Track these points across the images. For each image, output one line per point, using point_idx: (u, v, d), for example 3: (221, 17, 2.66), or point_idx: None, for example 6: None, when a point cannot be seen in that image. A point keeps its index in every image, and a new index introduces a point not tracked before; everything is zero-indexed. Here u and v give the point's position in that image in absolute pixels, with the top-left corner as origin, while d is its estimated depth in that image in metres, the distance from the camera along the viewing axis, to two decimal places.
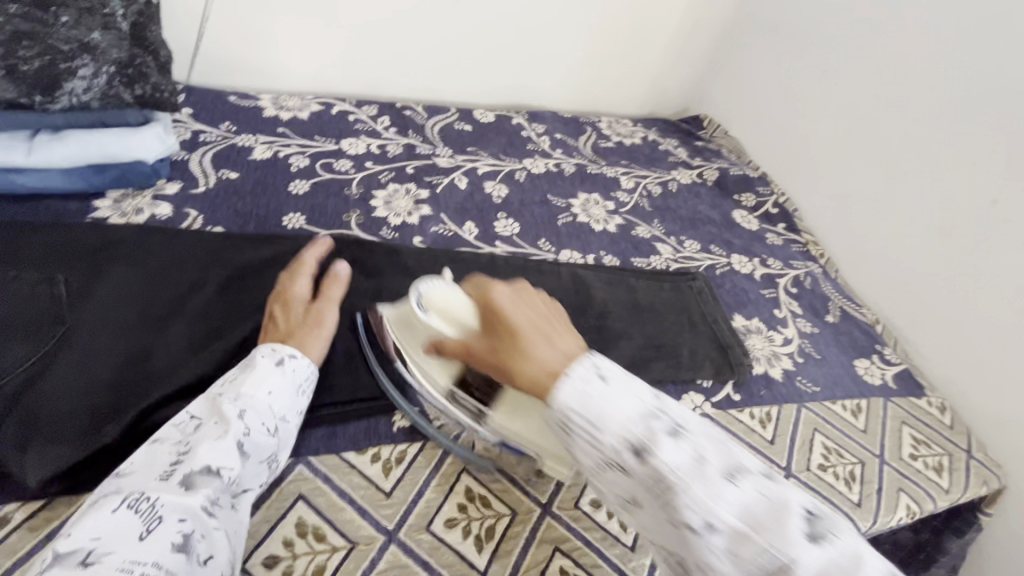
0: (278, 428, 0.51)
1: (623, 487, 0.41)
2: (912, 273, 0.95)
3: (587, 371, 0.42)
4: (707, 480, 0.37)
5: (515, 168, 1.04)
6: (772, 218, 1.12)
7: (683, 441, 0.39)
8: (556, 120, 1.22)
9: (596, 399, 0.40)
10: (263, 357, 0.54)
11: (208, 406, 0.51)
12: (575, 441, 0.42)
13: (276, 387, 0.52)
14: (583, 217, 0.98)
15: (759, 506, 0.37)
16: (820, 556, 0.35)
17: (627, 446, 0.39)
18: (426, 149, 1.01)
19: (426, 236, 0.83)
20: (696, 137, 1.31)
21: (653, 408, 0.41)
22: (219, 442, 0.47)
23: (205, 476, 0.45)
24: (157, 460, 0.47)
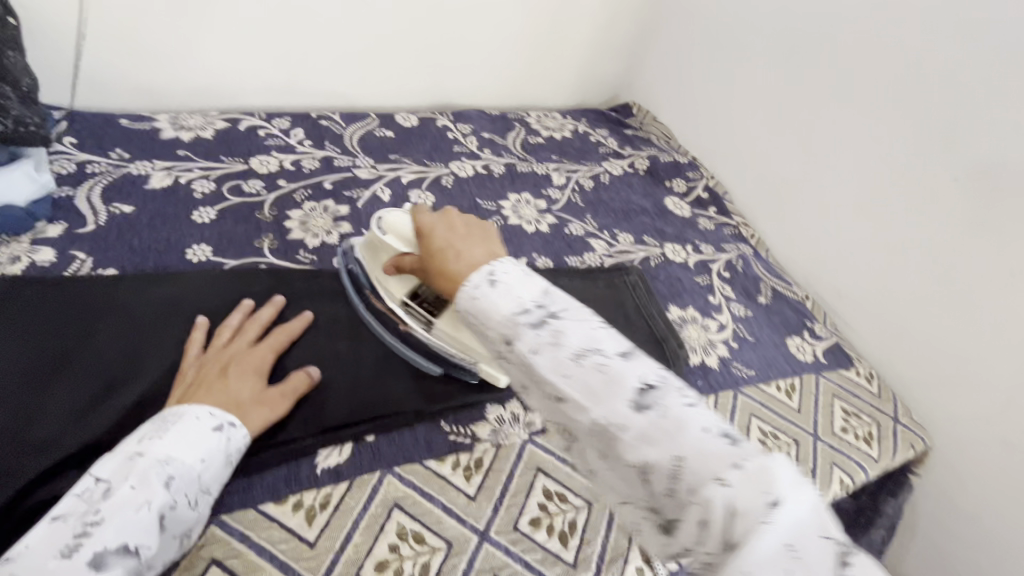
0: (202, 498, 0.47)
1: (581, 438, 0.41)
2: (836, 247, 0.98)
3: (478, 279, 0.45)
4: (633, 421, 0.38)
5: (441, 173, 1.01)
6: (703, 202, 1.13)
7: (594, 361, 0.40)
8: (483, 118, 1.19)
9: (483, 296, 0.44)
10: (197, 419, 0.50)
11: (122, 469, 0.45)
12: (505, 367, 0.44)
13: (212, 454, 0.49)
14: (515, 219, 0.95)
15: (733, 484, 0.34)
16: (780, 517, 0.32)
17: (502, 335, 0.43)
18: (345, 160, 0.96)
19: None
20: (626, 126, 1.31)
21: (530, 303, 0.43)
22: (139, 516, 0.42)
23: (119, 556, 0.41)
24: (58, 534, 0.41)
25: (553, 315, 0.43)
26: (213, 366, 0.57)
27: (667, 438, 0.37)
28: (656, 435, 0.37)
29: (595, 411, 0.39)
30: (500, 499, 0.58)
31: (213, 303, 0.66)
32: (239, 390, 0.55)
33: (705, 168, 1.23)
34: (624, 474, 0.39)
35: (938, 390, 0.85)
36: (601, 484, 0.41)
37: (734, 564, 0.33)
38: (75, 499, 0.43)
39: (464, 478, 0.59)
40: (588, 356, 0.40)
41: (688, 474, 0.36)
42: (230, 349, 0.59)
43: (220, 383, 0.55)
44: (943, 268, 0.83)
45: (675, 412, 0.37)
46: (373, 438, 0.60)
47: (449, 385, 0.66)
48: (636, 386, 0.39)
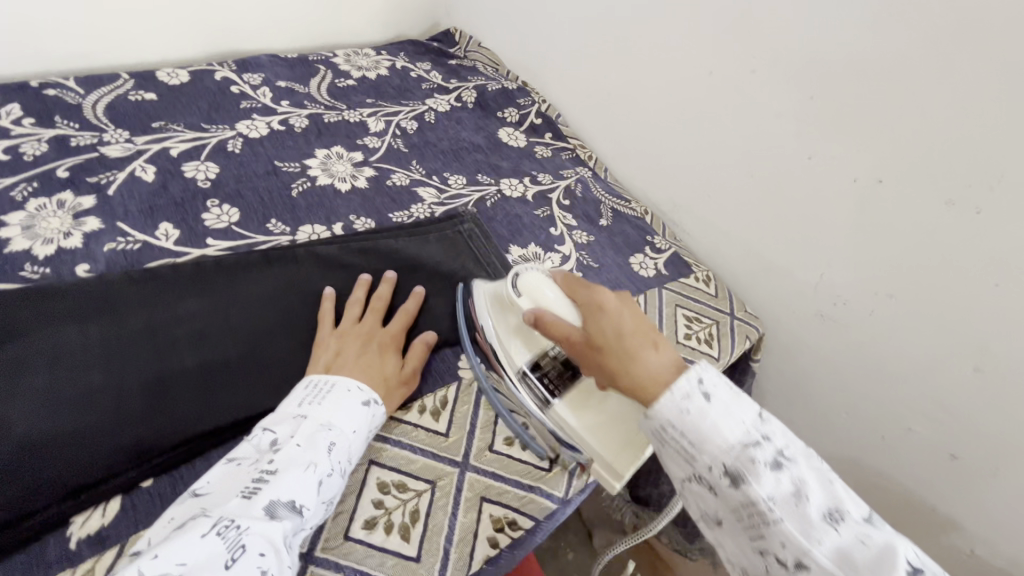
0: (349, 469, 0.49)
1: (728, 529, 0.43)
2: (666, 157, 0.97)
3: (688, 389, 0.45)
4: (801, 513, 0.39)
5: (226, 137, 0.84)
6: (538, 129, 1.07)
7: (849, 528, 0.39)
8: (277, 64, 1.01)
9: (695, 419, 0.44)
10: (349, 391, 0.53)
11: (293, 427, 0.48)
12: (673, 456, 0.45)
13: (360, 426, 0.52)
14: (325, 179, 0.83)
15: (854, 548, 0.38)
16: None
17: (721, 469, 0.42)
18: (86, 138, 0.76)
19: (97, 260, 0.62)
20: (449, 56, 1.19)
21: (755, 432, 0.43)
22: (308, 474, 0.44)
23: (288, 511, 0.42)
24: (230, 479, 0.43)
25: (779, 453, 0.42)
26: (359, 347, 0.60)
27: (871, 568, 0.37)
28: (863, 567, 0.37)
29: (770, 529, 0.40)
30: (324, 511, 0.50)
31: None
32: (385, 368, 0.59)
33: (538, 92, 1.16)
34: (775, 549, 0.40)
35: (767, 281, 0.90)
36: (725, 536, 0.44)
37: None
38: (245, 452, 0.46)
39: None
40: (780, 466, 0.41)
41: (867, 572, 0.36)
42: (366, 330, 0.62)
43: (376, 363, 0.59)
44: (754, 162, 0.85)
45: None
46: (152, 480, 0.50)
47: (246, 395, 0.57)
48: (824, 505, 0.40)
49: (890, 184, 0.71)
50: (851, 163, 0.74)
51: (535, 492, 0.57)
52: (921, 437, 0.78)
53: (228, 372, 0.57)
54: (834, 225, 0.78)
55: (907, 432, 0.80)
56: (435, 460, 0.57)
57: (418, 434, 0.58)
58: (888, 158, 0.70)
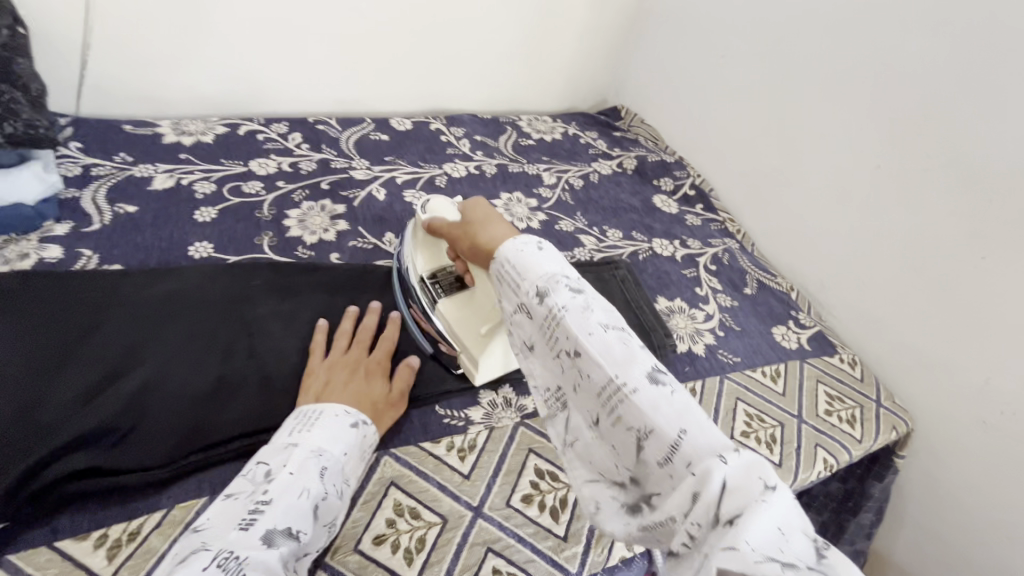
0: (345, 490, 0.51)
1: (544, 358, 0.49)
2: (818, 240, 1.01)
3: (526, 243, 0.52)
4: (636, 372, 0.43)
5: (435, 174, 1.04)
6: (690, 199, 1.16)
7: (664, 383, 0.43)
8: (476, 122, 1.23)
9: (529, 257, 0.51)
10: (337, 417, 0.54)
11: (283, 456, 0.49)
12: (506, 290, 0.52)
13: (351, 448, 0.53)
14: (506, 217, 0.98)
15: (667, 403, 0.41)
16: (683, 426, 0.40)
17: (536, 290, 0.49)
18: (342, 163, 0.99)
19: (344, 252, 0.81)
20: (614, 128, 1.35)
21: (568, 276, 0.50)
22: (301, 502, 0.46)
23: (285, 537, 0.44)
24: (228, 512, 0.45)
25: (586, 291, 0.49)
26: (341, 370, 0.61)
27: (668, 418, 0.41)
28: (667, 413, 0.41)
29: (625, 407, 0.42)
30: (493, 478, 0.60)
31: (217, 293, 0.68)
32: (371, 391, 0.60)
33: (692, 167, 1.26)
34: (618, 443, 0.44)
35: (920, 376, 0.88)
36: (581, 453, 0.48)
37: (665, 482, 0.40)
38: (241, 483, 0.48)
39: (458, 458, 0.61)
40: (581, 293, 0.48)
41: (685, 448, 0.40)
42: (350, 356, 0.64)
43: (355, 384, 0.60)
44: (917, 255, 0.86)
45: (684, 395, 0.42)
46: None
47: (445, 372, 0.69)
48: (649, 366, 0.44)
49: None
50: None
51: None
52: None
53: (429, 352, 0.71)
54: (1008, 330, 0.76)
55: None
56: None
57: None
58: None
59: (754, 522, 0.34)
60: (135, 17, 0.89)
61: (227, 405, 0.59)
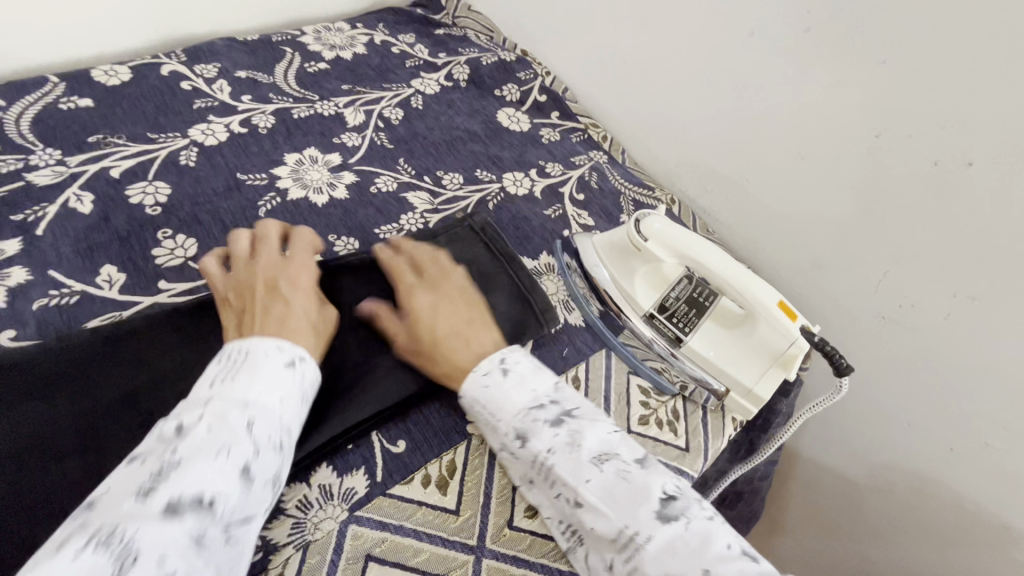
0: (286, 440, 0.40)
1: (542, 492, 0.46)
2: (697, 134, 0.83)
3: (489, 367, 0.49)
4: (640, 511, 0.40)
5: (177, 147, 0.71)
6: (543, 107, 0.93)
7: (616, 467, 0.43)
8: (235, 50, 0.86)
9: (494, 388, 0.47)
10: (268, 353, 0.42)
11: (199, 405, 0.37)
12: (489, 430, 0.49)
13: (290, 391, 0.41)
14: (297, 191, 0.70)
15: (680, 541, 0.39)
16: (665, 531, 0.39)
17: (514, 431, 0.46)
18: (10, 163, 0.64)
19: (27, 323, 0.53)
20: (435, 24, 1.03)
21: (545, 397, 0.47)
22: (222, 465, 0.35)
23: (196, 510, 0.33)
24: (127, 477, 0.33)
25: (569, 414, 0.46)
26: (258, 292, 0.50)
27: (683, 557, 0.38)
28: (681, 550, 0.38)
29: (640, 555, 0.39)
30: None
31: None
32: (301, 310, 0.49)
33: (540, 62, 1.00)
34: None
35: (820, 276, 0.78)
36: None
37: None
38: (149, 443, 0.35)
39: None
40: (563, 424, 0.45)
41: None
42: (260, 273, 0.52)
43: (280, 305, 0.48)
44: (803, 143, 0.72)
45: (698, 523, 0.39)
46: None
47: None
48: (659, 496, 0.41)
49: (982, 168, 0.58)
50: (929, 143, 0.61)
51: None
52: (999, 453, 0.70)
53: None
54: (905, 219, 0.66)
55: (982, 447, 0.71)
56: (445, 548, 0.48)
57: (424, 515, 0.49)
58: (983, 137, 0.57)
59: None
60: None
61: None
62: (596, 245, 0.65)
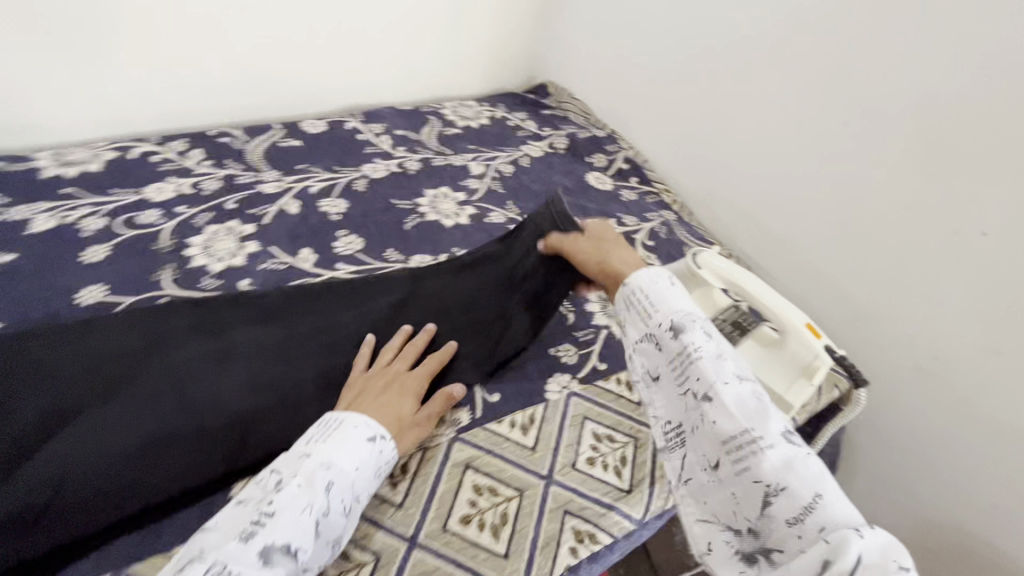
0: (353, 506, 0.50)
1: (663, 386, 0.54)
2: (758, 202, 1.00)
3: (660, 276, 0.58)
4: (769, 429, 0.46)
5: (354, 178, 0.97)
6: (625, 173, 1.14)
7: (752, 388, 0.48)
8: (396, 116, 1.16)
9: (660, 291, 0.56)
10: (355, 428, 0.53)
11: (294, 465, 0.50)
12: (635, 318, 0.57)
13: (362, 462, 0.52)
14: (433, 216, 0.94)
15: (797, 467, 0.43)
16: (784, 450, 0.45)
17: (671, 326, 0.53)
18: (249, 177, 0.92)
19: (255, 277, 0.76)
20: (543, 106, 1.30)
21: (699, 316, 0.54)
22: (304, 517, 0.46)
23: (282, 555, 0.44)
24: (229, 522, 0.45)
25: (722, 335, 0.53)
26: (377, 382, 0.62)
27: (800, 477, 0.43)
28: (798, 474, 0.43)
29: (756, 462, 0.44)
30: (428, 501, 0.58)
31: (88, 348, 0.62)
32: (400, 405, 0.60)
33: (626, 140, 1.23)
34: (738, 492, 0.45)
35: (864, 329, 0.89)
36: (694, 492, 0.50)
37: (772, 520, 0.43)
38: (251, 493, 0.48)
39: (389, 486, 0.58)
40: (715, 337, 0.52)
41: (819, 512, 0.41)
42: (392, 370, 0.64)
43: (387, 398, 0.60)
44: (848, 212, 0.87)
45: (816, 461, 0.44)
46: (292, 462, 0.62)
47: None
48: (784, 428, 0.46)
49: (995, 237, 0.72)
50: (953, 215, 0.75)
51: (615, 510, 0.61)
52: None
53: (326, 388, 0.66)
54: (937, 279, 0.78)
55: None
56: (523, 471, 0.62)
57: (509, 446, 0.64)
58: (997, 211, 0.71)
59: None
60: None
61: (118, 480, 0.54)
62: None
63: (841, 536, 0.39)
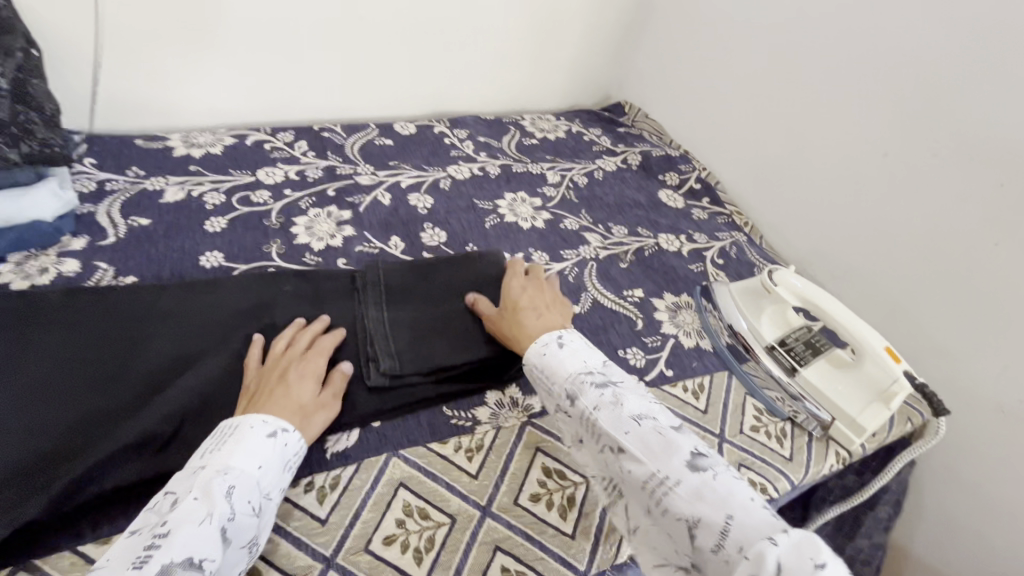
0: (263, 505, 0.49)
1: (586, 446, 0.57)
2: (834, 230, 1.00)
3: (548, 340, 0.62)
4: (672, 464, 0.51)
5: (439, 177, 1.04)
6: (696, 193, 1.16)
7: (653, 424, 0.54)
8: (480, 124, 1.23)
9: (552, 355, 0.61)
10: (251, 428, 0.52)
11: (185, 481, 0.48)
12: (541, 390, 0.61)
13: (266, 459, 0.51)
14: (511, 217, 0.99)
15: (708, 491, 0.49)
16: (693, 479, 0.50)
17: (569, 389, 0.58)
18: (347, 169, 1.00)
19: (351, 258, 0.83)
20: (618, 124, 1.34)
21: (594, 369, 0.59)
22: (204, 527, 0.45)
23: (187, 568, 0.42)
24: (129, 548, 0.44)
25: (612, 382, 0.58)
26: (272, 374, 0.60)
27: (710, 504, 0.48)
28: (709, 498, 0.48)
29: (670, 498, 0.50)
30: (502, 476, 0.61)
31: (208, 302, 0.69)
32: (301, 394, 0.58)
33: (698, 162, 1.25)
34: (671, 531, 0.50)
35: (941, 367, 0.86)
36: (641, 542, 0.53)
37: (701, 547, 0.47)
38: (145, 518, 0.46)
39: (466, 458, 0.62)
40: (607, 387, 0.57)
41: (734, 532, 0.46)
42: (285, 358, 0.62)
43: (283, 388, 0.58)
44: (932, 246, 0.85)
45: (724, 477, 0.49)
46: (380, 424, 0.63)
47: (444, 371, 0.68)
48: (689, 451, 0.52)
49: None
50: None
51: None
52: None
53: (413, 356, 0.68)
54: None
55: None
56: None
57: None
58: None
59: None
60: (153, 39, 0.90)
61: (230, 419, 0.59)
62: (730, 289, 0.83)
63: (755, 551, 0.43)
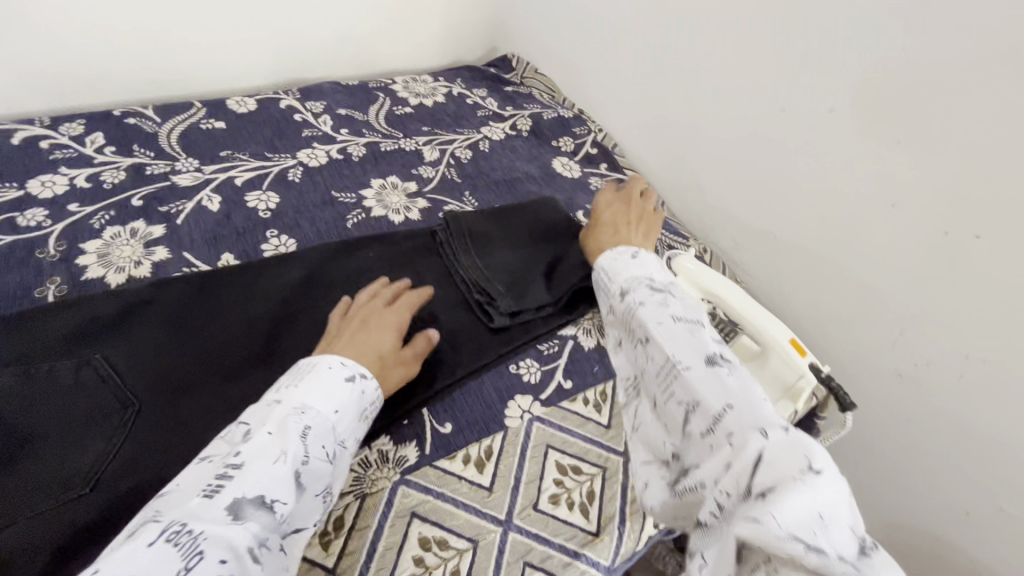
0: (337, 451, 0.48)
1: (624, 348, 0.54)
2: (734, 192, 0.93)
3: (624, 252, 0.60)
4: (695, 354, 0.46)
5: (287, 166, 0.85)
6: (594, 159, 1.05)
7: (687, 325, 0.48)
8: (340, 92, 1.03)
9: (622, 266, 0.58)
10: (331, 368, 0.52)
11: (262, 413, 0.47)
12: (603, 296, 0.58)
13: (342, 405, 0.50)
14: (379, 211, 0.83)
15: (712, 386, 0.44)
16: (706, 371, 0.45)
17: (617, 294, 0.54)
18: (161, 167, 0.79)
19: None
20: (505, 81, 1.19)
21: (655, 279, 0.55)
22: (278, 466, 0.43)
23: (255, 507, 0.40)
24: (197, 474, 0.42)
25: (665, 290, 0.53)
26: (355, 321, 0.60)
27: (715, 392, 0.44)
28: (715, 390, 0.44)
29: (679, 386, 0.46)
30: (366, 564, 0.50)
31: None
32: (380, 343, 0.58)
33: (595, 121, 1.13)
34: (669, 422, 0.46)
35: (844, 332, 0.84)
36: (641, 438, 0.49)
37: (692, 434, 0.44)
38: (219, 444, 0.45)
39: (321, 548, 0.50)
40: (661, 291, 0.53)
41: (728, 421, 0.42)
42: (367, 309, 0.62)
43: (363, 334, 0.58)
44: (830, 207, 0.80)
45: (739, 377, 0.44)
46: None
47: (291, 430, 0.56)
48: (713, 350, 0.46)
49: (988, 241, 0.65)
50: (942, 215, 0.68)
51: (580, 559, 0.55)
52: (1015, 519, 0.71)
53: (208, 417, 0.55)
54: (920, 283, 0.72)
55: (999, 513, 0.73)
56: (476, 516, 0.55)
57: (461, 487, 0.57)
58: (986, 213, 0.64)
59: (790, 499, 0.35)
60: None
61: None
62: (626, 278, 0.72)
63: (744, 441, 0.40)
